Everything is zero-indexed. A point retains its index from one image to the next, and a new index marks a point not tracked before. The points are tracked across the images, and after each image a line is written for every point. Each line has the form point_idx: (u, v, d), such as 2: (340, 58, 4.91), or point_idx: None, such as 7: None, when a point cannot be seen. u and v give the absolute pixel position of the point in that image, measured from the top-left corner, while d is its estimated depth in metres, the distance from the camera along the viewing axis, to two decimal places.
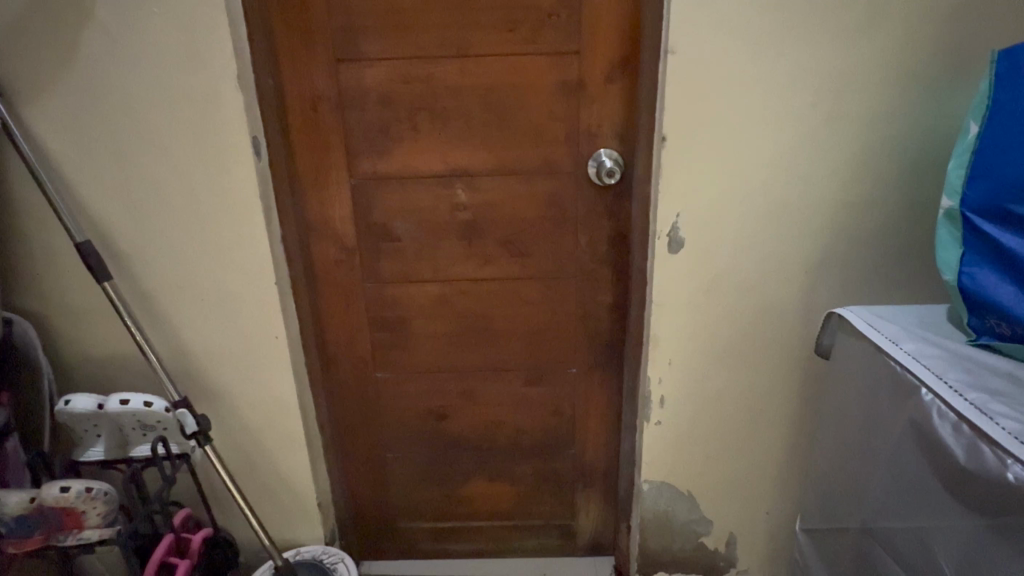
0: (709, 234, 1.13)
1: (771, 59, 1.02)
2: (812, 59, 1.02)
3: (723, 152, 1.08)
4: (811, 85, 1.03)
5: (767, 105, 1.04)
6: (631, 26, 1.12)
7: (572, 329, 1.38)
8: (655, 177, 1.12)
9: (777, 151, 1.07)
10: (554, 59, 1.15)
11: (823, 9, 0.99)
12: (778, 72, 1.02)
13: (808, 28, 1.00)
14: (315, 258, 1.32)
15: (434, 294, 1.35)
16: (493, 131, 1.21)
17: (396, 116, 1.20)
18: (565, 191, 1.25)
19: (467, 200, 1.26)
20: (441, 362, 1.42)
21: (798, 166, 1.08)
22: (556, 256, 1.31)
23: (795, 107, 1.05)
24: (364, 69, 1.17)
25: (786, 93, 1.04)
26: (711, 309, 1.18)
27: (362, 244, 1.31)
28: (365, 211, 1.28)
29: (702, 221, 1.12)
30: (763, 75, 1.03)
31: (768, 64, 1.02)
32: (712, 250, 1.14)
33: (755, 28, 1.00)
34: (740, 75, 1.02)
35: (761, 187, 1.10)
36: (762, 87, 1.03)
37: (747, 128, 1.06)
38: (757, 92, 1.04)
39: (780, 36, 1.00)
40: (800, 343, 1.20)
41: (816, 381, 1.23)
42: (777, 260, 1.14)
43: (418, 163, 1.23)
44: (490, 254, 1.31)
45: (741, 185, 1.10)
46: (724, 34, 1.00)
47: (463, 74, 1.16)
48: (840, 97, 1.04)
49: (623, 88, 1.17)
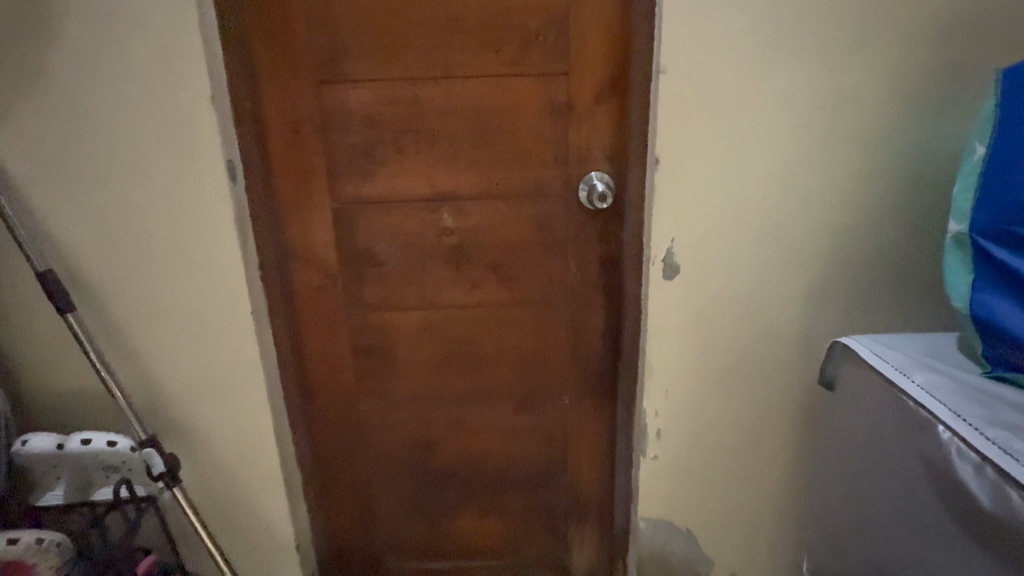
0: (706, 259, 1.08)
1: (767, 80, 0.99)
2: (809, 82, 0.99)
3: (718, 176, 1.04)
4: (809, 108, 1.00)
5: (763, 126, 1.01)
6: (621, 47, 1.09)
7: (562, 354, 1.28)
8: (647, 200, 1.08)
9: (775, 173, 1.04)
10: (542, 81, 1.12)
11: (820, 31, 0.96)
12: (773, 93, 0.99)
13: (802, 49, 0.97)
14: (293, 289, 1.23)
15: (417, 321, 1.26)
16: (481, 154, 1.16)
17: (380, 138, 1.15)
18: (555, 215, 1.19)
19: (454, 224, 1.20)
20: (428, 390, 1.31)
21: (798, 190, 1.04)
22: (546, 280, 1.24)
23: (791, 128, 1.01)
24: (347, 91, 1.12)
25: (781, 114, 1.00)
26: (708, 337, 1.13)
27: (343, 272, 1.23)
28: (347, 237, 1.20)
29: (697, 246, 1.08)
30: (758, 97, 0.99)
31: (764, 87, 0.99)
32: (709, 276, 1.09)
33: (748, 51, 0.97)
34: (736, 95, 0.99)
35: (759, 210, 1.06)
36: (758, 108, 1.00)
37: (742, 150, 1.02)
38: (753, 114, 1.00)
39: (775, 58, 0.97)
40: (803, 373, 1.15)
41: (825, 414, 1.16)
42: (778, 286, 1.10)
43: (406, 187, 1.17)
44: (478, 278, 1.24)
45: (737, 208, 1.05)
46: (718, 55, 0.97)
47: (449, 96, 1.12)
48: (838, 120, 1.01)
49: (613, 108, 1.12)
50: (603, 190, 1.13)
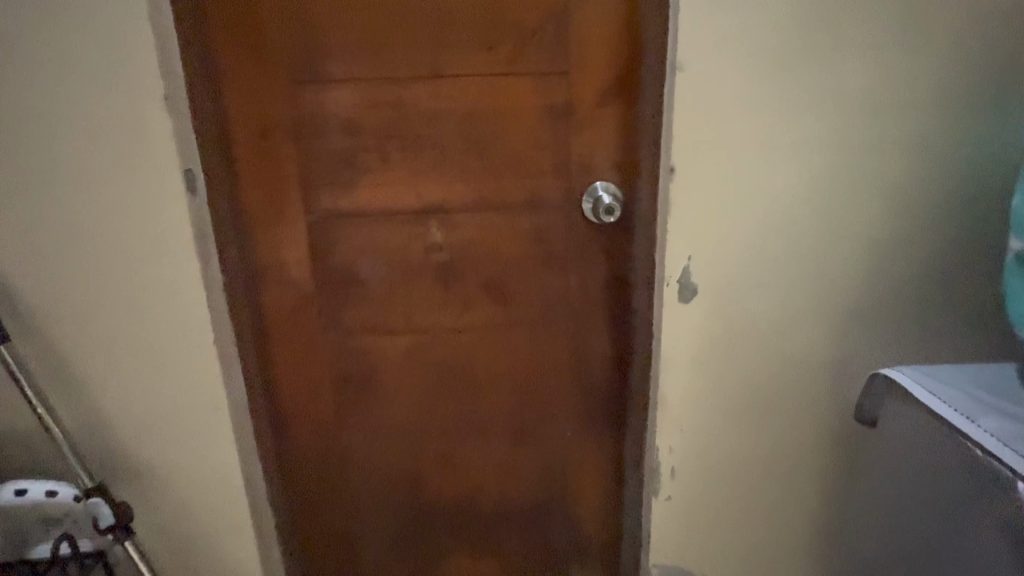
0: (727, 280, 0.97)
1: (795, 80, 0.88)
2: (842, 81, 0.88)
3: (741, 187, 0.93)
4: (843, 110, 0.89)
5: (792, 132, 0.90)
6: (629, 45, 0.98)
7: (564, 383, 1.15)
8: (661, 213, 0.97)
9: (804, 184, 0.93)
10: (542, 82, 1.00)
11: (854, 24, 0.86)
12: (803, 95, 0.89)
13: (834, 45, 0.87)
14: (265, 312, 1.10)
15: (404, 347, 1.13)
16: (475, 163, 1.04)
17: (362, 144, 1.02)
18: (555, 229, 1.07)
19: (443, 239, 1.07)
20: (416, 422, 1.18)
21: (830, 203, 0.93)
22: (545, 300, 1.11)
23: (823, 133, 0.91)
24: (323, 94, 1.00)
25: (812, 118, 0.90)
26: (729, 366, 1.01)
27: (320, 292, 1.09)
28: (324, 253, 1.07)
29: (718, 266, 0.96)
30: (786, 98, 0.89)
31: (791, 87, 0.88)
32: (731, 298, 0.98)
33: (775, 48, 0.87)
34: (761, 97, 0.88)
35: (786, 225, 0.94)
36: (787, 111, 0.90)
37: (769, 158, 0.91)
38: (779, 117, 0.90)
39: (806, 55, 0.87)
40: (835, 406, 1.03)
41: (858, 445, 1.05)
42: (808, 309, 0.98)
43: (390, 199, 1.05)
44: (471, 299, 1.11)
45: (763, 223, 0.94)
46: (741, 52, 0.87)
47: (440, 98, 1.00)
48: (874, 124, 0.90)
49: (619, 112, 1.01)
50: (611, 203, 1.02)
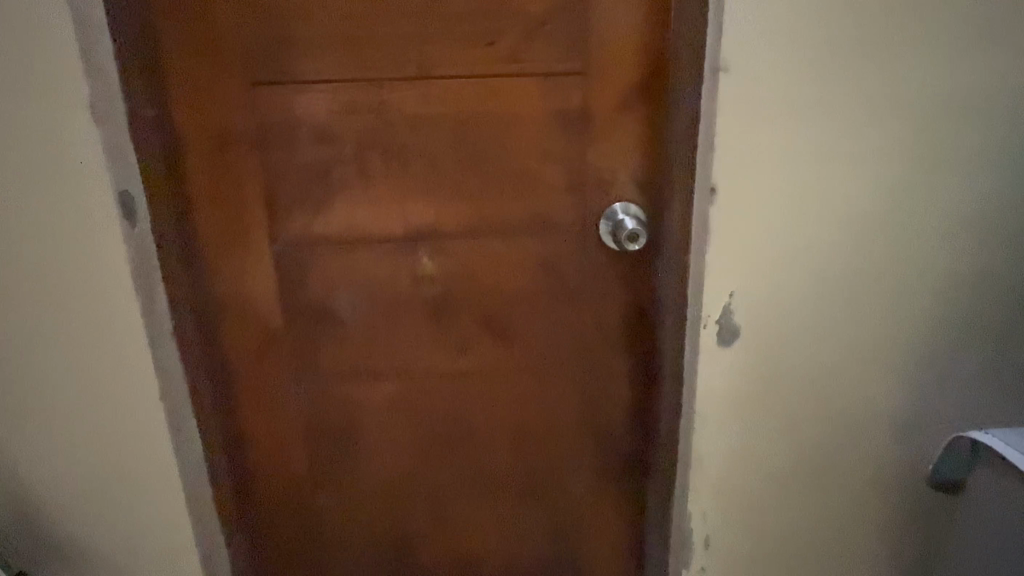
0: (773, 321, 0.84)
1: (846, 88, 0.77)
2: (898, 90, 0.77)
3: (791, 213, 0.81)
4: (899, 123, 0.78)
5: (848, 147, 0.79)
6: (653, 40, 0.82)
7: (575, 432, 1.00)
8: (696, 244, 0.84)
9: (860, 208, 0.81)
10: (552, 84, 0.84)
11: (911, 23, 0.75)
12: (862, 105, 0.77)
13: (888, 48, 0.75)
14: (224, 358, 0.92)
15: (390, 394, 0.97)
16: (473, 180, 0.88)
17: (337, 158, 0.85)
18: (564, 255, 0.92)
19: (435, 269, 0.91)
20: (404, 478, 1.02)
21: (887, 228, 0.82)
22: (555, 338, 0.96)
23: (884, 148, 0.79)
24: (289, 97, 0.83)
25: (872, 132, 0.78)
26: (776, 417, 0.88)
27: (290, 334, 0.92)
28: (293, 287, 0.90)
29: (763, 303, 0.84)
30: (836, 110, 0.77)
31: (842, 96, 0.77)
32: (777, 340, 0.85)
33: (830, 53, 0.75)
34: (812, 109, 0.77)
35: (840, 254, 0.82)
36: (843, 124, 0.78)
37: (822, 179, 0.80)
38: (829, 131, 0.78)
39: (857, 60, 0.76)
40: (887, 456, 0.90)
41: (922, 505, 0.92)
42: (862, 349, 0.86)
43: (372, 222, 0.88)
44: (468, 336, 0.95)
45: (814, 253, 0.82)
46: (784, 57, 0.75)
47: (431, 102, 0.84)
48: (936, 138, 0.79)
49: (642, 119, 0.85)
50: (635, 228, 0.86)
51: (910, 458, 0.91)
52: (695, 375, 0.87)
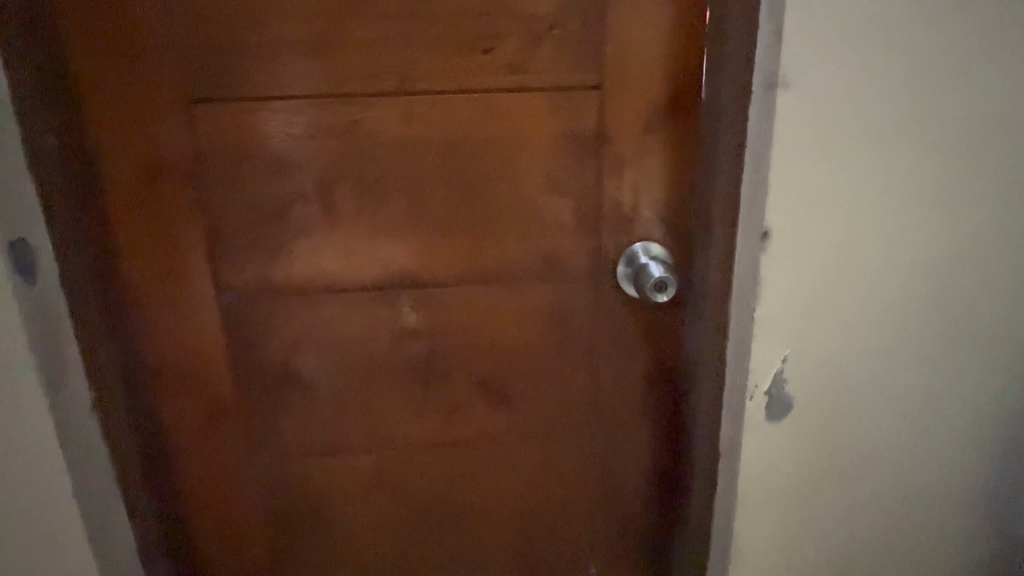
0: (824, 376, 0.74)
1: (914, 107, 0.65)
2: (976, 110, 0.65)
3: (847, 254, 0.69)
4: (977, 152, 0.66)
5: (915, 176, 0.67)
6: (683, 49, 0.68)
7: (586, 505, 0.86)
8: (741, 296, 0.70)
9: (931, 248, 0.70)
10: (562, 101, 0.69)
11: (997, 35, 0.63)
12: (932, 128, 0.65)
13: (970, 62, 0.63)
14: (166, 427, 0.77)
15: (370, 470, 0.82)
16: (465, 216, 0.72)
17: (299, 192, 0.70)
18: (575, 306, 0.77)
19: (422, 324, 0.76)
20: (388, 561, 0.87)
21: (958, 272, 0.71)
22: (564, 402, 0.80)
23: (955, 177, 0.67)
24: (239, 116, 0.67)
25: (942, 157, 0.66)
26: (821, 477, 0.78)
27: (245, 401, 0.77)
28: (247, 348, 0.75)
29: (814, 356, 0.73)
30: (909, 136, 0.65)
31: (909, 117, 0.65)
32: (828, 396, 0.74)
33: (898, 66, 0.63)
34: (875, 132, 0.65)
35: (905, 301, 0.71)
36: (910, 149, 0.66)
37: (883, 213, 0.68)
38: (901, 160, 0.66)
39: (938, 75, 0.63)
40: (935, 521, 0.82)
41: (970, 556, 0.84)
42: (920, 406, 0.76)
43: (345, 269, 0.73)
44: (461, 402, 0.80)
45: (873, 298, 0.71)
46: (845, 74, 0.63)
47: (414, 124, 0.69)
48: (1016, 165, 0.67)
49: (668, 144, 0.71)
50: (662, 277, 0.71)
51: (965, 512, 0.82)
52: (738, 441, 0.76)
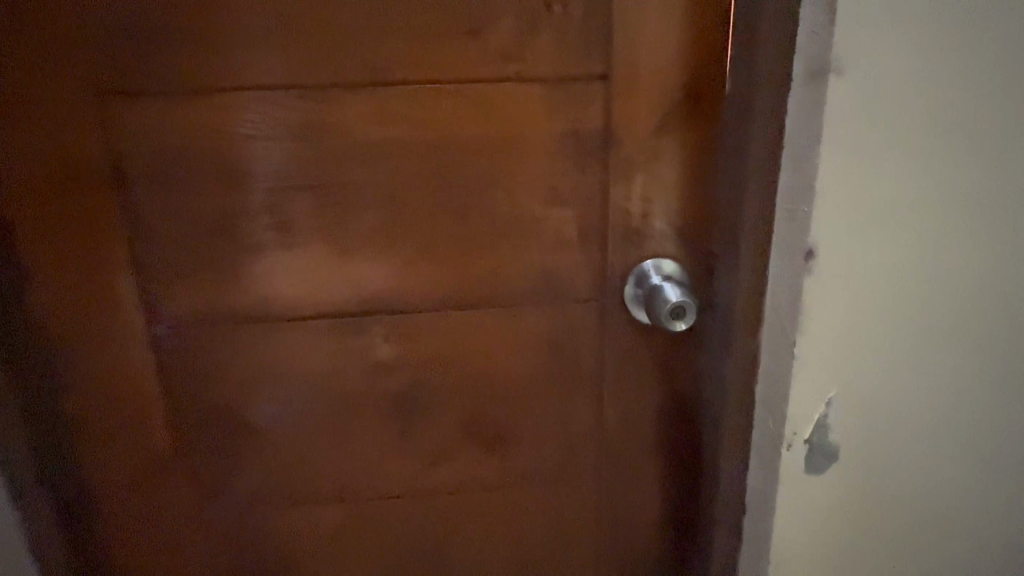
0: (874, 420, 0.62)
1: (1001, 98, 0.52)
2: None
3: (908, 279, 0.56)
4: None
5: (997, 183, 0.54)
6: (703, 35, 0.57)
7: (589, 559, 0.75)
8: (777, 330, 0.58)
9: (942, 264, 0.56)
10: (562, 96, 0.59)
11: None
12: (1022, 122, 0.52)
13: None
14: (98, 477, 0.66)
15: (341, 521, 0.71)
16: (448, 231, 0.62)
17: (248, 202, 0.59)
18: (575, 334, 0.66)
19: (396, 355, 0.65)
20: None
21: (969, 291, 0.57)
22: (562, 445, 0.70)
23: None
24: (175, 113, 0.56)
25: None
26: (869, 537, 0.66)
27: (189, 445, 0.66)
28: (190, 384, 0.64)
29: (863, 398, 0.60)
30: (921, 125, 0.52)
31: (993, 110, 0.52)
32: (878, 444, 0.63)
33: (981, 45, 0.50)
34: (951, 128, 0.52)
35: (909, 327, 0.58)
36: (992, 150, 0.53)
37: (955, 228, 0.55)
38: (913, 155, 0.53)
39: (963, 51, 0.50)
40: None
41: None
42: (922, 449, 0.63)
43: (306, 293, 0.62)
44: (444, 445, 0.69)
45: (935, 330, 0.59)
46: (911, 57, 0.50)
47: (383, 121, 0.58)
48: None
49: (685, 147, 0.61)
50: (680, 303, 0.60)
51: None
52: (773, 498, 0.64)
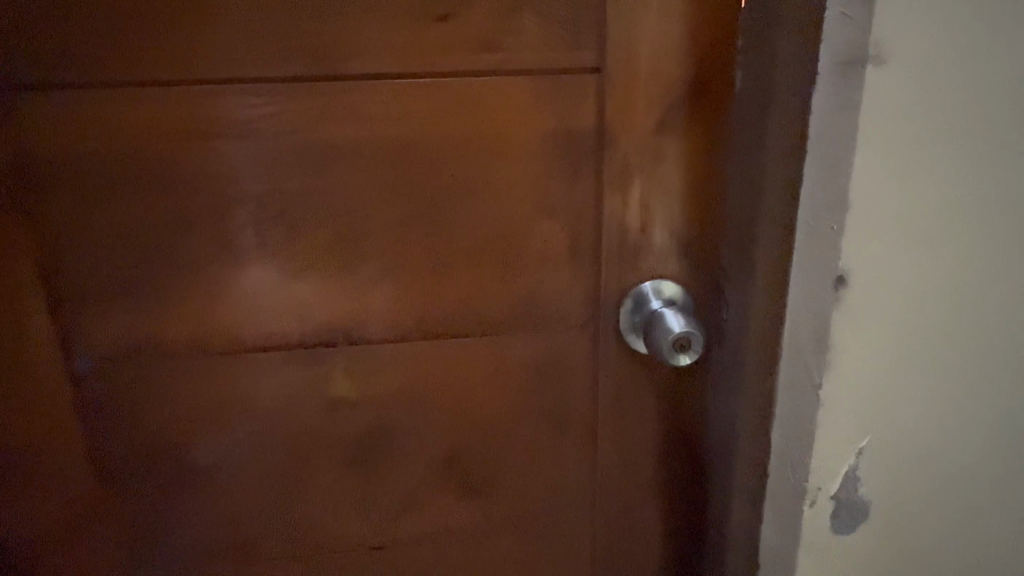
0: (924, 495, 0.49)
1: None
2: None
3: (967, 321, 0.44)
4: None
5: None
6: (709, 22, 0.49)
7: None
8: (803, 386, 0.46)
9: (956, 304, 0.44)
10: (546, 92, 0.50)
11: None
12: None
13: None
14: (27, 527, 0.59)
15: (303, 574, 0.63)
16: (416, 250, 0.53)
17: (183, 218, 0.51)
18: (564, 366, 0.58)
19: (360, 390, 0.57)
20: None
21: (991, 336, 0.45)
22: (552, 489, 0.61)
23: None
24: (90, 112, 0.48)
25: None
26: None
27: (124, 493, 0.58)
28: (126, 424, 0.56)
29: (911, 469, 0.48)
30: (959, 131, 0.40)
31: None
32: (929, 523, 0.50)
33: None
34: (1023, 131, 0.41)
35: (921, 383, 0.46)
36: None
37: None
38: (945, 170, 0.41)
39: (1005, 34, 0.39)
40: None
41: None
42: (938, 530, 0.51)
43: (254, 320, 0.54)
44: (418, 490, 0.61)
45: (1003, 383, 0.46)
46: (969, 41, 0.39)
47: (336, 123, 0.50)
48: None
49: (689, 152, 0.52)
50: (683, 333, 0.52)
51: None
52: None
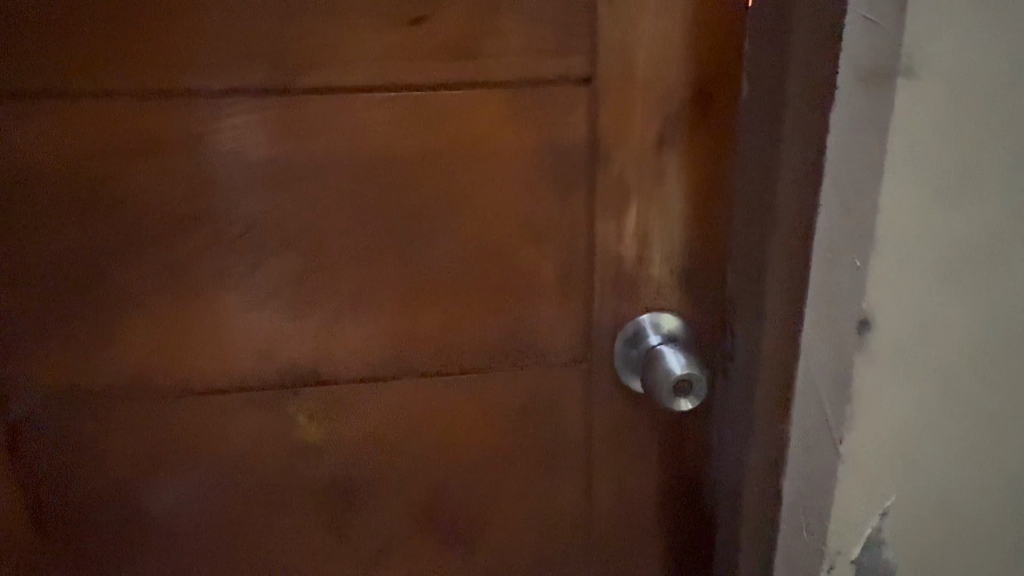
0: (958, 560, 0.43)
1: None
2: None
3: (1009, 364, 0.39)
4: None
5: None
6: (709, 32, 0.44)
7: None
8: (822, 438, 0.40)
9: (991, 347, 0.38)
10: (528, 108, 0.45)
11: None
12: None
13: None
14: None
15: None
16: (386, 283, 0.48)
17: (123, 251, 0.46)
18: (551, 408, 0.52)
19: (326, 437, 0.51)
20: None
21: None
22: (539, 541, 0.56)
23: None
24: (13, 132, 0.43)
25: None
26: None
27: (67, 553, 0.52)
28: (66, 476, 0.50)
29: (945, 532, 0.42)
30: (1002, 150, 0.35)
31: None
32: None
33: None
34: None
35: (952, 438, 0.40)
36: None
37: None
38: (987, 193, 0.35)
39: None
40: None
41: None
42: None
43: (206, 364, 0.49)
44: (392, 543, 0.55)
45: None
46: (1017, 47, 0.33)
47: (291, 144, 0.44)
48: None
49: (687, 175, 0.47)
50: (686, 377, 0.47)
51: None
52: None
